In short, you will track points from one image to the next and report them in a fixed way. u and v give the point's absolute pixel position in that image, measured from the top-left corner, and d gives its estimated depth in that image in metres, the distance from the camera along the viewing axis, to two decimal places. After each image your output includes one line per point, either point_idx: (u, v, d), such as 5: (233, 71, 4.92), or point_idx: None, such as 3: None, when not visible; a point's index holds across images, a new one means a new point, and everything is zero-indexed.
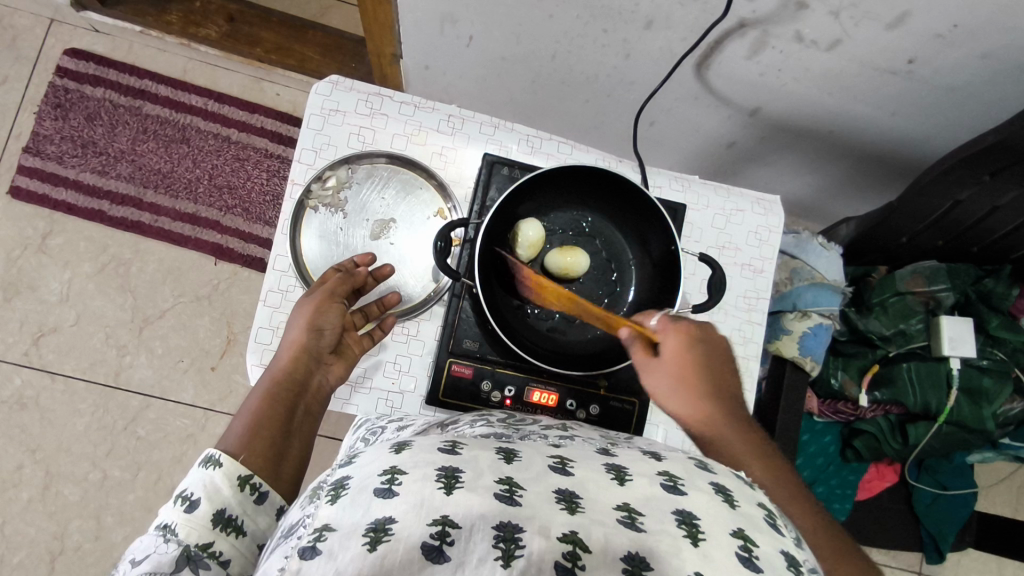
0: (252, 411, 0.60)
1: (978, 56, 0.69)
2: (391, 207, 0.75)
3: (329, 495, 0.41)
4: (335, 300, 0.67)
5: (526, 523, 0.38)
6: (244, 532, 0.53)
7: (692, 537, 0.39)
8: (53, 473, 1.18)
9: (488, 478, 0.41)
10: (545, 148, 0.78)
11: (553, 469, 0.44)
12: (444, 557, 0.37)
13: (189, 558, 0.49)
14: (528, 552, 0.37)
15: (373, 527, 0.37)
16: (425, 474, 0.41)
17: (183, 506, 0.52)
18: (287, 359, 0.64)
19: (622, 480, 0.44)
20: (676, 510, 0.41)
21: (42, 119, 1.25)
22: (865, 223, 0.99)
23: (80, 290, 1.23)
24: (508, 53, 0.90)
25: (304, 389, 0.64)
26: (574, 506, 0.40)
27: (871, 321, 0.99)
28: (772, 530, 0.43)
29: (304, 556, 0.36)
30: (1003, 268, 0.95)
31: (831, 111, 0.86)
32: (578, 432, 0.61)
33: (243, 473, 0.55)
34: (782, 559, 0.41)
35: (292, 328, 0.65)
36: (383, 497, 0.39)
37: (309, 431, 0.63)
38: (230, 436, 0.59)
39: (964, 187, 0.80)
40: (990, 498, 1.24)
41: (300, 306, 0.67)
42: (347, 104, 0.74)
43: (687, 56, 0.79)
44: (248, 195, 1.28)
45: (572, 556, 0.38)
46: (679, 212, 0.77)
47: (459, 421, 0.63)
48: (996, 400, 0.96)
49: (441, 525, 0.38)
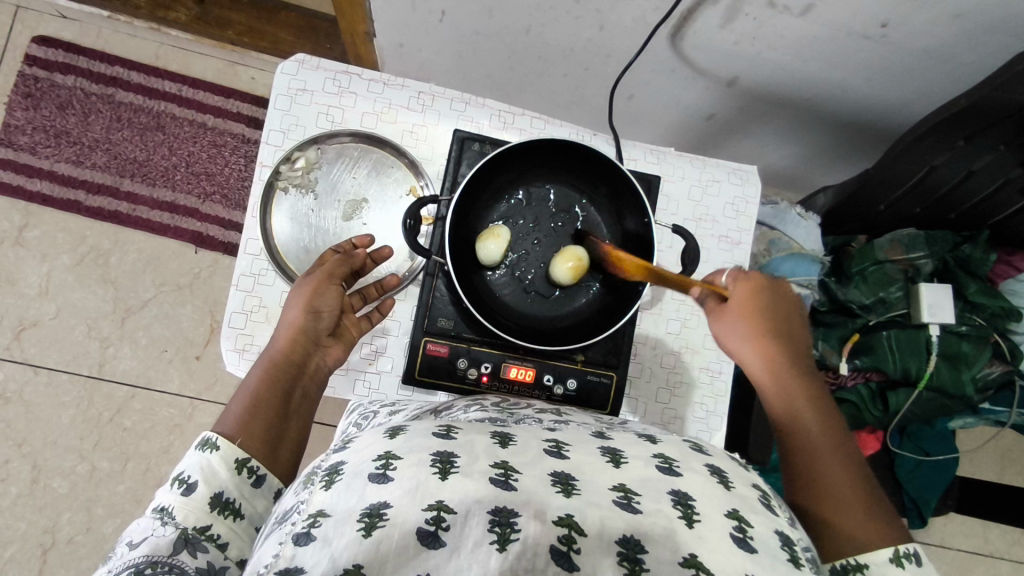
0: (251, 391, 0.60)
1: (953, 16, 0.68)
2: (363, 186, 0.75)
3: (323, 481, 0.42)
4: (333, 282, 0.67)
5: (522, 508, 0.39)
6: (241, 515, 0.53)
7: (687, 518, 0.41)
8: (40, 466, 1.18)
9: (484, 462, 0.42)
10: (518, 123, 0.76)
11: (549, 452, 0.45)
12: (440, 543, 0.38)
13: (187, 541, 0.49)
14: (524, 537, 0.38)
15: (368, 511, 0.38)
16: (420, 459, 0.41)
17: (181, 488, 0.52)
18: (285, 340, 0.64)
19: (618, 462, 0.46)
20: (672, 491, 0.43)
21: (12, 109, 1.23)
22: (842, 192, 0.97)
23: (59, 283, 1.22)
24: (481, 28, 0.89)
25: (303, 369, 0.64)
26: (569, 488, 0.41)
27: (851, 290, 0.99)
28: (768, 510, 0.45)
29: (298, 543, 0.37)
30: (981, 234, 0.95)
31: (808, 79, 0.86)
32: (573, 416, 0.62)
33: (240, 457, 0.55)
34: (778, 541, 0.42)
35: (290, 309, 0.65)
36: (377, 482, 0.39)
37: (307, 415, 0.63)
38: (227, 418, 0.59)
39: (938, 153, 0.79)
40: (974, 463, 1.26)
41: (297, 289, 0.66)
42: (314, 83, 0.73)
43: (661, 25, 0.78)
44: (226, 181, 1.27)
45: (568, 540, 0.39)
46: (653, 183, 0.76)
47: (453, 406, 0.63)
48: (975, 365, 0.95)
49: (436, 510, 0.38)
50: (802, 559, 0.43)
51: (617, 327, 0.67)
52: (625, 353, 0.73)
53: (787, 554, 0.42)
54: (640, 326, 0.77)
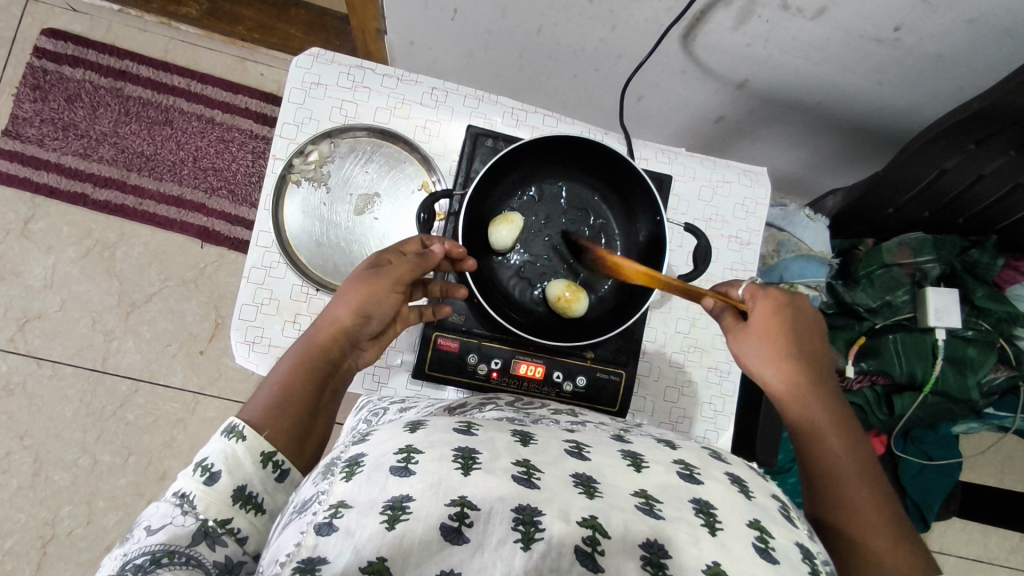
0: (280, 385, 0.58)
1: (966, 21, 0.68)
2: (375, 181, 0.75)
3: (344, 472, 0.42)
4: (396, 288, 0.62)
5: (545, 507, 0.39)
6: (263, 510, 0.53)
7: (710, 526, 0.41)
8: (42, 459, 1.17)
9: (506, 460, 0.42)
10: (531, 121, 0.77)
11: (570, 453, 0.46)
12: (463, 539, 0.38)
13: (206, 533, 0.49)
14: (548, 536, 0.38)
15: (390, 504, 0.38)
16: (442, 453, 0.41)
17: (203, 479, 0.52)
18: (325, 336, 0.61)
19: (639, 466, 0.46)
20: (693, 499, 0.43)
21: (21, 101, 1.23)
22: (851, 195, 0.98)
23: (64, 275, 1.22)
24: (493, 27, 0.89)
25: (337, 368, 0.62)
26: (592, 491, 0.42)
27: (858, 293, 1.00)
28: (787, 523, 0.45)
29: (321, 532, 0.37)
30: (989, 239, 0.95)
31: (818, 82, 0.86)
32: (587, 417, 0.62)
33: (267, 449, 0.55)
34: (799, 553, 0.42)
35: (339, 305, 0.61)
36: (399, 475, 0.40)
37: (333, 411, 0.62)
38: (253, 406, 0.58)
39: (949, 157, 0.79)
40: (976, 470, 1.26)
41: (352, 283, 0.62)
42: (328, 77, 0.73)
43: (674, 27, 0.79)
44: (233, 176, 1.27)
45: (592, 541, 0.39)
46: (665, 182, 0.76)
47: (468, 405, 0.64)
48: (981, 369, 0.96)
49: (460, 506, 0.38)
50: (823, 572, 0.43)
51: (627, 324, 0.67)
52: (635, 353, 0.73)
53: (807, 564, 0.42)
54: (649, 325, 0.77)
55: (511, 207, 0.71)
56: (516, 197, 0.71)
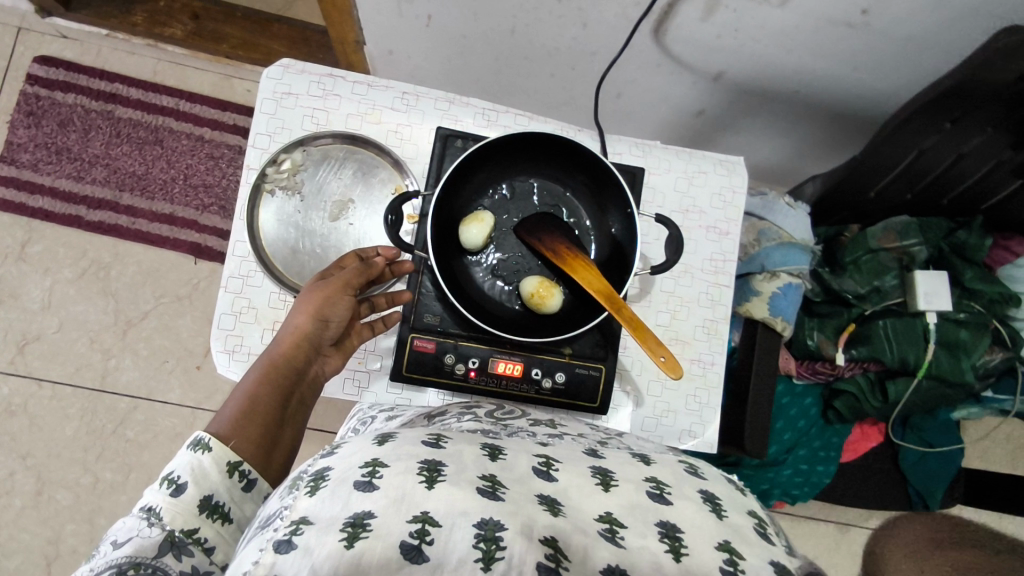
0: (247, 393, 0.60)
1: (933, 1, 0.68)
2: (349, 187, 0.75)
3: (308, 487, 0.41)
4: (347, 291, 0.66)
5: (508, 520, 0.38)
6: (230, 519, 0.53)
7: (675, 551, 0.41)
8: (44, 479, 1.18)
9: (471, 473, 0.42)
10: (502, 121, 0.77)
11: (538, 473, 0.45)
12: (423, 557, 0.37)
13: (173, 544, 0.50)
14: (509, 554, 0.37)
15: (351, 521, 0.37)
16: (407, 467, 0.41)
17: (170, 490, 0.52)
18: (287, 344, 0.63)
19: (608, 485, 0.45)
20: (659, 521, 0.43)
21: (15, 127, 1.26)
22: (831, 180, 0.97)
23: (61, 296, 1.23)
24: (466, 32, 0.90)
25: (301, 376, 0.64)
26: (556, 510, 0.42)
27: (845, 280, 0.98)
28: (762, 539, 0.44)
29: (279, 550, 0.36)
30: (975, 219, 0.96)
31: (793, 70, 0.86)
32: (567, 428, 0.62)
33: (232, 460, 0.55)
34: (772, 570, 0.41)
35: (297, 313, 0.64)
36: (363, 490, 0.39)
37: (302, 420, 0.64)
38: (221, 419, 0.59)
39: (926, 137, 0.79)
40: (985, 458, 1.23)
41: (308, 292, 0.65)
42: (299, 86, 0.74)
43: (643, 21, 0.79)
44: (224, 192, 1.28)
45: (555, 557, 0.38)
46: (638, 176, 0.76)
47: (447, 414, 0.63)
48: (974, 352, 0.95)
49: (421, 522, 0.38)
50: None
51: (600, 317, 0.66)
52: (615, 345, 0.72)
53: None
54: None
55: (480, 206, 0.71)
56: (487, 196, 0.71)
